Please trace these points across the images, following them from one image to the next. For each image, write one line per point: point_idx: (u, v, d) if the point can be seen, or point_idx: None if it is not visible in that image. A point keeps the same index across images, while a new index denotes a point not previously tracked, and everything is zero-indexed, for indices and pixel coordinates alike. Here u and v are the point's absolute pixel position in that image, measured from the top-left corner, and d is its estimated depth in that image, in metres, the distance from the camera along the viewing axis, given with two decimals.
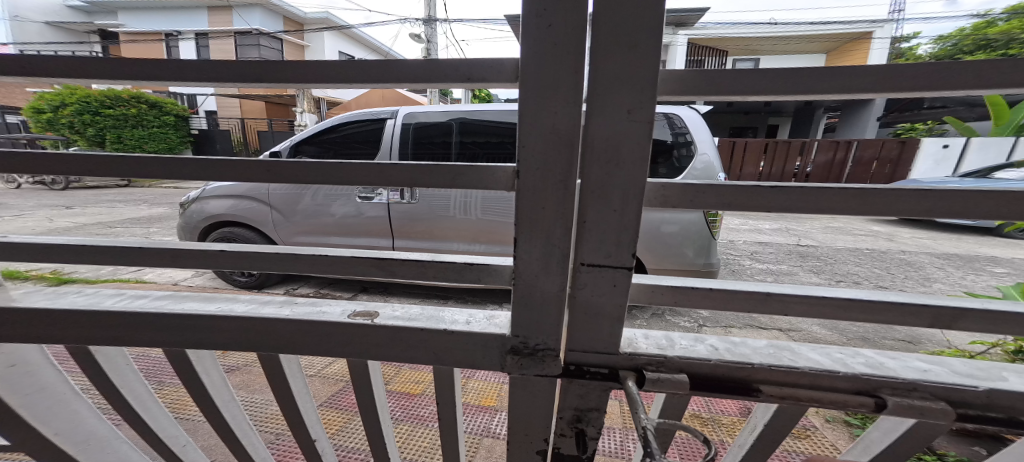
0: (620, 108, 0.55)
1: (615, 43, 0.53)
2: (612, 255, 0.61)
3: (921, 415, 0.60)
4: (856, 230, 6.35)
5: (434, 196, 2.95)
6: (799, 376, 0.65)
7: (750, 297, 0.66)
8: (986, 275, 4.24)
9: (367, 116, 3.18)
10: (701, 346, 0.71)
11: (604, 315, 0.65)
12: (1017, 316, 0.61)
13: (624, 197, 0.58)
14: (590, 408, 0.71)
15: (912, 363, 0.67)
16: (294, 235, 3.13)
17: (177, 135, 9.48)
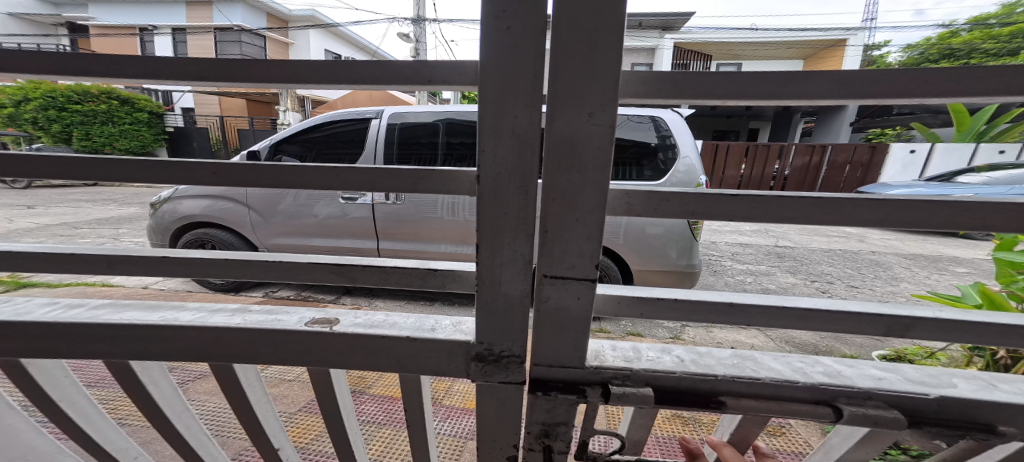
0: (580, 112, 0.48)
1: (576, 35, 0.46)
2: (575, 266, 0.54)
3: (874, 425, 0.56)
4: (831, 232, 6.56)
5: (420, 197, 2.91)
6: (762, 387, 0.60)
7: (712, 308, 0.62)
8: (948, 274, 4.43)
9: (353, 116, 3.13)
10: (667, 356, 0.64)
11: (571, 327, 0.57)
12: (971, 323, 0.60)
13: (585, 207, 0.51)
14: (558, 423, 0.62)
15: (866, 370, 0.63)
16: (274, 236, 3.07)
17: (151, 133, 9.21)
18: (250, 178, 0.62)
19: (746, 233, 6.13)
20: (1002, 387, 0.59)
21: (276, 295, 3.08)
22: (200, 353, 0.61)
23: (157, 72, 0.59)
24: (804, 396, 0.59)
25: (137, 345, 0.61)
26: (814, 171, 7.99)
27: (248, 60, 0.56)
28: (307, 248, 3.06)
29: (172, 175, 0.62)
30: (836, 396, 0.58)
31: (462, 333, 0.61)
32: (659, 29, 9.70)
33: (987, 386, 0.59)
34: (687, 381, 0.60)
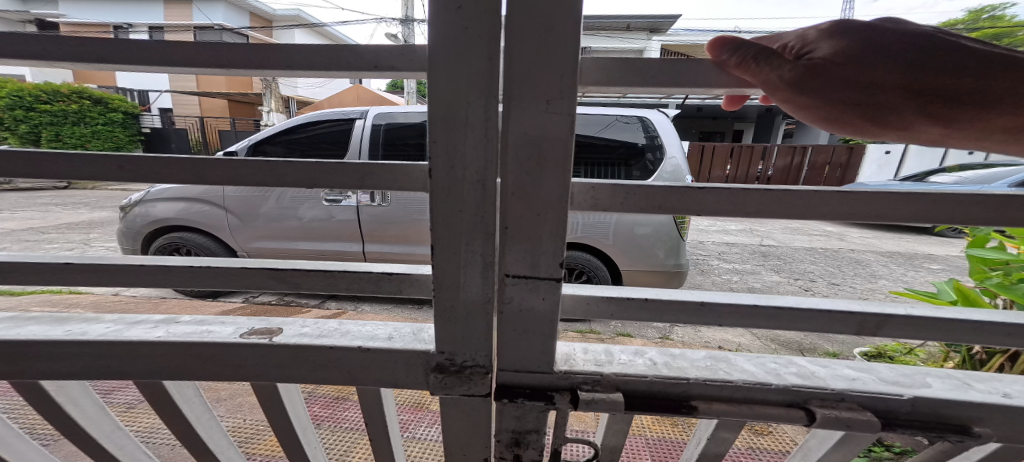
0: (535, 100, 0.45)
1: (532, 17, 0.43)
2: (538, 265, 0.51)
3: (847, 427, 0.55)
4: (812, 231, 6.70)
5: (407, 199, 2.87)
6: (733, 390, 0.59)
7: (684, 309, 0.61)
8: (924, 271, 4.58)
9: (338, 116, 3.07)
10: (640, 359, 0.62)
11: (534, 330, 0.55)
12: (941, 321, 0.59)
13: (546, 203, 0.49)
14: (529, 430, 0.60)
15: (840, 371, 0.63)
16: (253, 240, 2.98)
17: (126, 134, 8.92)
18: (202, 173, 0.58)
19: (731, 233, 6.22)
20: (973, 386, 0.59)
21: (258, 301, 3.00)
22: (152, 364, 0.57)
23: (48, 54, 0.54)
24: (776, 399, 0.58)
25: (49, 362, 0.56)
26: (796, 172, 8.18)
27: (153, 41, 0.52)
28: (289, 252, 2.98)
29: (121, 169, 0.58)
30: (809, 399, 0.57)
31: (421, 343, 0.59)
32: (645, 31, 9.87)
33: (960, 386, 0.59)
34: (658, 384, 0.58)
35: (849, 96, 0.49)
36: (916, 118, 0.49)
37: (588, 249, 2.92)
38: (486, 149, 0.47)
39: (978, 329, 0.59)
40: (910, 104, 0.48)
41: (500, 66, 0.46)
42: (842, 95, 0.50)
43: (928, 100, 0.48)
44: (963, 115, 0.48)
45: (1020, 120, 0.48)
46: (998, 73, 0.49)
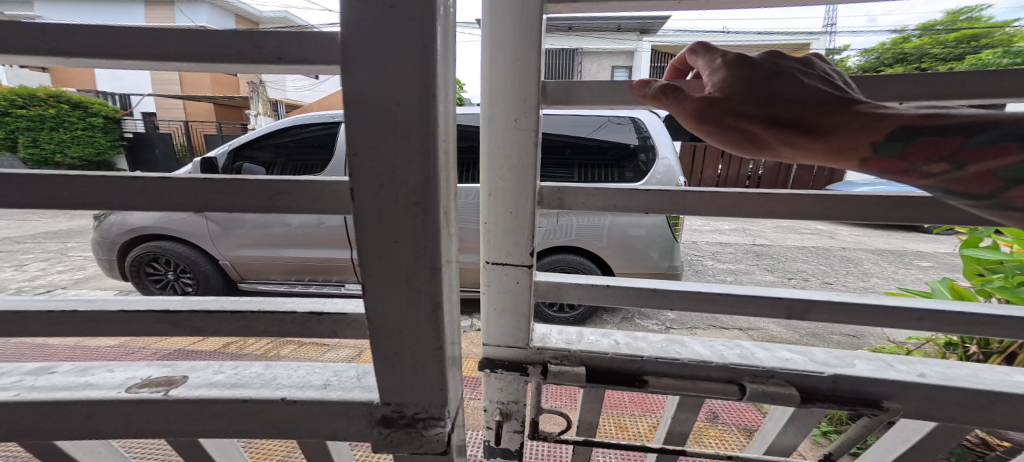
0: (508, 118, 0.69)
1: (513, 70, 0.67)
2: (512, 254, 0.78)
3: (772, 399, 0.72)
4: (803, 229, 6.75)
5: None
6: (681, 367, 0.78)
7: (641, 295, 0.79)
8: (915, 269, 4.62)
9: (323, 119, 2.99)
10: (606, 341, 0.86)
11: (513, 311, 0.82)
12: (854, 305, 0.74)
13: (521, 179, 0.73)
14: (511, 400, 0.87)
15: (780, 354, 0.82)
16: (235, 247, 2.88)
17: (107, 139, 8.74)
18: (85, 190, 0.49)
19: (724, 233, 6.24)
20: (896, 367, 0.76)
21: None
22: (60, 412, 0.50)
23: None
24: (717, 377, 0.77)
25: None
26: (786, 170, 8.26)
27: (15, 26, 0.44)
28: (275, 260, 2.91)
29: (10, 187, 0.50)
30: (747, 376, 0.76)
31: (364, 391, 0.54)
32: (636, 32, 9.94)
33: (881, 367, 0.76)
34: (619, 362, 0.80)
35: (732, 121, 0.55)
36: (781, 144, 0.54)
37: (582, 251, 2.86)
38: (428, 167, 0.41)
39: (892, 312, 0.73)
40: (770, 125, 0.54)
41: (484, 99, 0.70)
42: (728, 120, 0.55)
43: (790, 129, 0.53)
44: (819, 144, 0.53)
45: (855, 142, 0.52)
46: (848, 107, 0.54)
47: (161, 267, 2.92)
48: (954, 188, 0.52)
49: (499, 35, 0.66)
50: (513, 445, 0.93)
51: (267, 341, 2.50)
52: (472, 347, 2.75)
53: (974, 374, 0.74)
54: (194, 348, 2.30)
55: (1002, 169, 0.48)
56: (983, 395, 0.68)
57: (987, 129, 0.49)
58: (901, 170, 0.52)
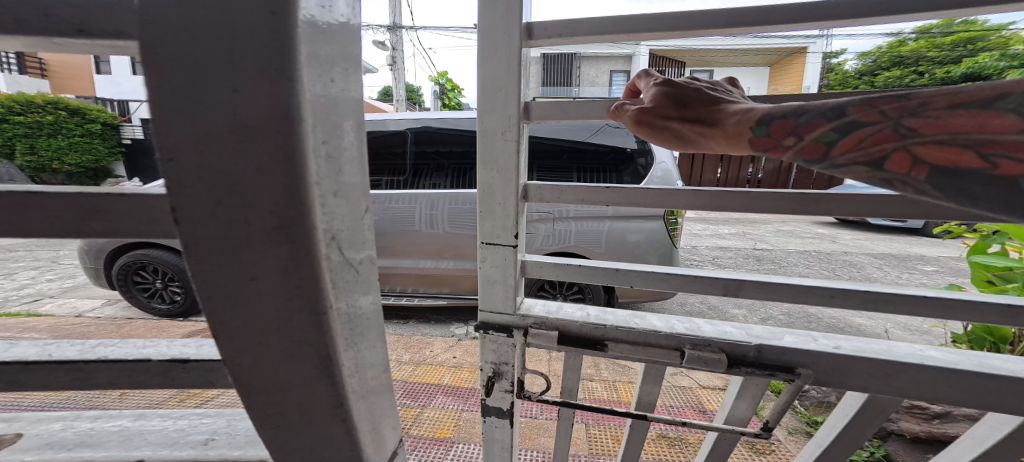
0: (496, 130, 0.91)
1: (500, 95, 0.89)
2: (501, 236, 0.99)
3: (705, 362, 0.87)
4: (803, 233, 6.72)
5: (395, 212, 2.87)
6: (637, 334, 0.94)
7: (607, 273, 1.01)
8: (918, 274, 4.58)
9: None
10: (581, 312, 1.05)
11: (502, 283, 1.02)
12: (782, 284, 0.89)
13: (505, 176, 0.94)
14: (503, 361, 1.05)
15: (723, 327, 0.95)
16: None
17: (106, 146, 8.83)
18: None
19: (724, 237, 6.21)
20: (819, 341, 0.87)
21: None
22: None
23: None
24: (666, 343, 0.92)
25: None
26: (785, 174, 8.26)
27: None
28: None
29: None
30: (687, 343, 0.90)
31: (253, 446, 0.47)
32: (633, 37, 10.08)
33: (807, 340, 0.88)
34: (586, 329, 0.97)
35: (659, 123, 0.78)
36: (695, 136, 0.75)
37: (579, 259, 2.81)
38: (291, 185, 0.33)
39: (820, 292, 0.86)
40: (683, 125, 0.76)
41: (480, 114, 0.92)
42: (656, 123, 0.78)
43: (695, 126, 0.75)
44: (716, 135, 0.74)
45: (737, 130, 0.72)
46: (736, 109, 0.76)
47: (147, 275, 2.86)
48: (803, 157, 0.67)
49: (490, 68, 0.88)
50: (504, 404, 1.09)
51: None
52: (466, 355, 2.70)
53: (889, 348, 0.83)
54: None
55: (821, 137, 0.65)
56: (886, 366, 0.78)
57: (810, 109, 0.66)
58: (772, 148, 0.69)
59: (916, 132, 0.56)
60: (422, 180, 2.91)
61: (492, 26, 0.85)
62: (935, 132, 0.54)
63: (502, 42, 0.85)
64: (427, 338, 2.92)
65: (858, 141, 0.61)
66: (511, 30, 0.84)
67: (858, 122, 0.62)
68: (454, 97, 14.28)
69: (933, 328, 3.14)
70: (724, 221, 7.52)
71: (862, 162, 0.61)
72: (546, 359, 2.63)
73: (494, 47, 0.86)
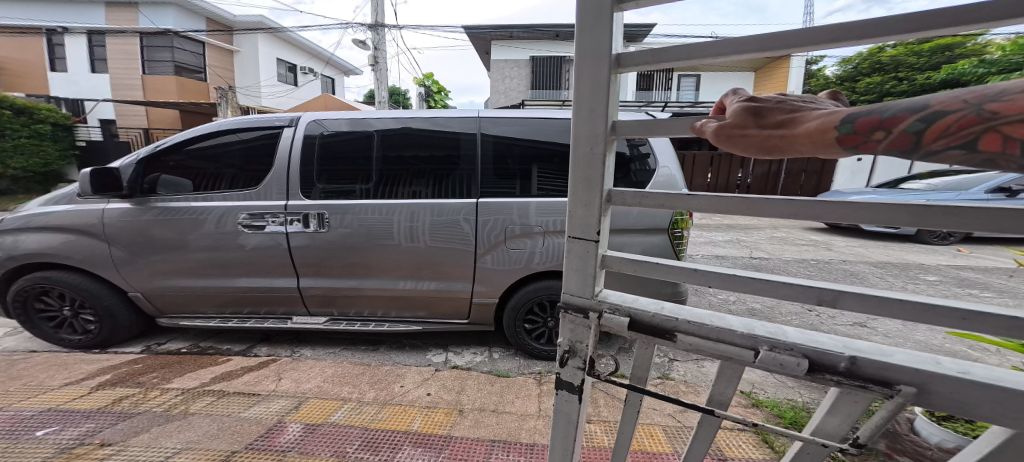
0: (588, 142, 0.83)
1: (586, 118, 0.83)
2: (584, 230, 0.87)
3: (780, 366, 0.69)
4: (798, 240, 6.53)
5: (360, 221, 2.41)
6: (708, 330, 0.77)
7: (681, 270, 0.81)
8: (923, 284, 4.41)
9: (261, 123, 2.53)
10: (656, 305, 0.87)
11: (584, 273, 0.89)
12: (899, 298, 0.64)
13: (588, 182, 0.85)
14: (578, 340, 0.92)
15: (813, 336, 0.73)
16: (149, 279, 2.41)
17: (57, 149, 8.16)
18: None
19: (719, 245, 5.97)
20: (943, 362, 0.62)
21: (163, 351, 2.46)
22: None
23: None
24: (740, 341, 0.74)
25: None
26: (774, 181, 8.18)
27: None
28: (208, 289, 2.46)
29: None
30: (765, 343, 0.72)
31: None
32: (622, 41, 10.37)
33: (923, 360, 0.63)
34: (657, 319, 0.82)
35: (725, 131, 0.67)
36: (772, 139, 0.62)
37: None
38: None
39: (966, 314, 0.61)
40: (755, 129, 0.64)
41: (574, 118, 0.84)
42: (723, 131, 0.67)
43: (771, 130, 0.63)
44: (799, 135, 0.60)
45: (822, 127, 0.58)
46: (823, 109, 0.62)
47: (53, 302, 2.40)
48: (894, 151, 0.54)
49: (580, 92, 0.83)
50: (574, 380, 0.95)
51: (175, 391, 1.96)
52: (442, 393, 2.28)
53: None
54: (70, 407, 1.77)
55: (910, 126, 0.53)
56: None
57: (893, 104, 0.56)
58: (862, 145, 0.56)
59: (999, 115, 0.48)
60: (401, 188, 2.46)
61: (580, 52, 0.81)
62: (1018, 111, 0.47)
63: (592, 68, 0.80)
64: (400, 368, 2.51)
65: (946, 127, 0.50)
66: (601, 58, 0.79)
67: (941, 109, 0.52)
68: (434, 100, 13.78)
69: (955, 346, 2.91)
70: (716, 229, 7.24)
71: (956, 146, 0.50)
72: (536, 395, 2.29)
73: (584, 77, 0.81)
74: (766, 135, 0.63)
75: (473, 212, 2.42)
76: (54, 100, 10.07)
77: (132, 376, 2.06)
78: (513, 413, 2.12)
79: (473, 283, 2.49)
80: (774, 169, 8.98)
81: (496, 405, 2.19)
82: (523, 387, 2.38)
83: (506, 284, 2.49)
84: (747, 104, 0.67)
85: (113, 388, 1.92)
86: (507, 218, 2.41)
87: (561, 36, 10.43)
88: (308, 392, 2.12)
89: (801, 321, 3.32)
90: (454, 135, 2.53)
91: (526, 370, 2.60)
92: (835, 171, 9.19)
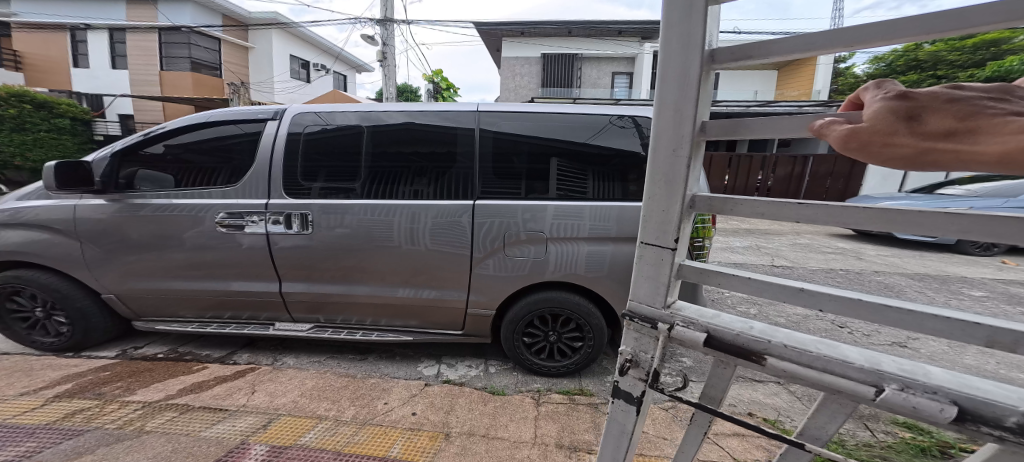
0: (670, 144, 0.76)
1: (671, 116, 0.76)
2: (659, 237, 0.81)
3: (913, 410, 0.58)
4: (823, 247, 6.13)
5: (348, 223, 2.22)
6: (812, 358, 0.68)
7: (785, 289, 0.73)
8: (967, 299, 4.02)
9: (244, 116, 2.36)
10: (742, 323, 0.79)
11: (657, 284, 0.82)
12: None
13: (670, 186, 0.78)
14: (642, 351, 0.86)
15: (961, 377, 0.61)
16: (122, 282, 2.28)
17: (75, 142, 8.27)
18: None
19: (737, 251, 5.62)
20: None
21: (139, 356, 2.34)
22: None
23: None
24: (858, 375, 0.64)
25: None
26: None
27: None
28: (187, 292, 2.31)
29: None
30: (893, 381, 0.61)
31: None
32: (638, 38, 10.21)
33: None
34: (741, 338, 0.74)
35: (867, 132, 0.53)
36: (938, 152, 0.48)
37: (577, 289, 2.30)
38: None
39: None
40: (913, 137, 0.50)
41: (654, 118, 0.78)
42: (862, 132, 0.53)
43: (936, 139, 0.49)
44: (984, 154, 0.46)
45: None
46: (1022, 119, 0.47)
47: (25, 303, 2.30)
48: None
49: (664, 87, 0.76)
50: (633, 391, 0.89)
51: (136, 404, 1.82)
52: (429, 413, 2.08)
53: None
54: (14, 422, 1.63)
55: None
56: None
57: None
58: None
59: None
60: (402, 186, 2.27)
61: (666, 46, 0.74)
62: None
63: (681, 60, 0.73)
64: (386, 382, 2.32)
65: None
66: (692, 50, 0.71)
67: None
68: (444, 96, 13.59)
69: (1011, 372, 2.59)
70: (734, 234, 6.86)
71: None
72: (532, 419, 2.06)
73: (669, 71, 0.75)
74: (927, 146, 0.49)
75: (469, 215, 2.20)
76: (74, 95, 10.28)
77: (95, 386, 1.93)
78: (504, 439, 1.90)
79: (469, 292, 2.28)
80: (798, 171, 8.53)
81: (487, 429, 1.97)
82: (518, 409, 2.14)
83: (506, 294, 2.28)
84: (896, 103, 0.52)
85: (70, 401, 1.79)
86: (507, 221, 2.19)
87: (575, 32, 10.14)
88: (281, 408, 1.94)
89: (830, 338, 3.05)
90: (448, 130, 2.32)
91: (524, 387, 2.37)
92: (864, 174, 8.66)
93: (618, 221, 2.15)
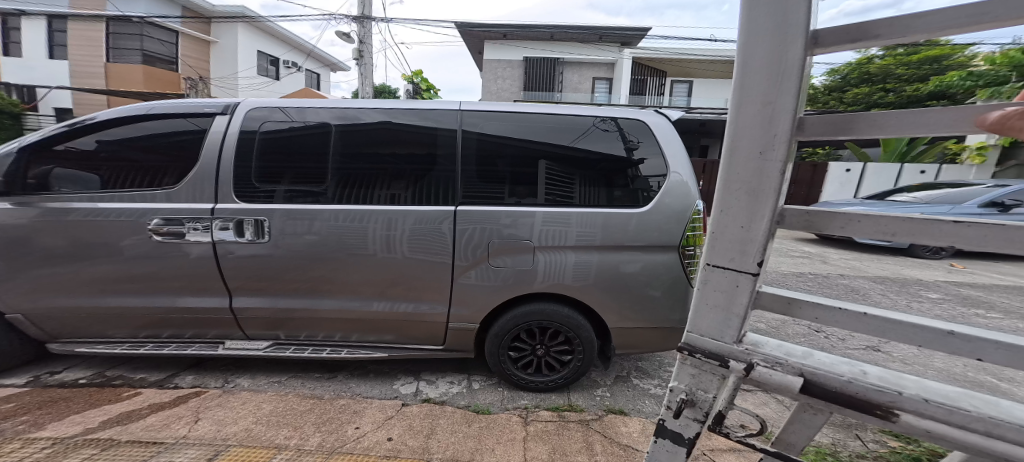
0: (754, 150, 0.73)
1: (761, 115, 0.71)
2: (734, 259, 0.79)
3: None
4: (791, 251, 6.35)
5: (315, 230, 2.02)
6: (970, 418, 0.64)
7: (916, 334, 0.69)
8: (926, 302, 4.22)
9: (187, 109, 2.12)
10: (854, 367, 0.75)
11: (728, 311, 0.80)
12: None
13: (755, 197, 0.74)
14: (699, 389, 0.84)
15: None
16: (31, 301, 2.05)
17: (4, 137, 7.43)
18: None
19: None
20: None
21: (54, 382, 2.10)
22: None
23: None
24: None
25: None
26: None
27: None
28: (120, 309, 2.05)
29: None
30: None
31: None
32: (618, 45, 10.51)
33: None
34: (866, 390, 0.70)
35: None
36: None
37: (564, 299, 2.19)
38: None
39: None
40: None
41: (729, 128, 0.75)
42: None
43: None
44: None
45: None
46: None
47: None
48: None
49: (750, 90, 0.72)
50: (687, 433, 0.86)
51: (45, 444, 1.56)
52: (407, 437, 1.89)
53: None
54: None
55: None
56: None
57: None
58: None
59: None
60: (376, 190, 2.08)
61: (751, 43, 0.71)
62: None
63: (774, 53, 0.69)
64: (357, 403, 2.11)
65: None
66: (789, 39, 0.67)
67: None
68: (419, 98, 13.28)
69: (978, 375, 2.67)
70: None
71: None
72: (520, 441, 1.91)
73: (755, 71, 0.70)
74: None
75: (450, 221, 2.04)
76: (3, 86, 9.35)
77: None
78: None
79: (449, 304, 2.12)
80: None
81: (472, 453, 1.81)
82: (504, 429, 1.99)
83: (490, 306, 2.12)
84: None
85: None
86: (490, 228, 2.05)
87: (554, 35, 10.17)
88: (230, 438, 1.71)
89: (811, 344, 3.09)
90: (429, 129, 2.16)
91: (510, 404, 2.22)
92: None
93: (602, 228, 2.05)
